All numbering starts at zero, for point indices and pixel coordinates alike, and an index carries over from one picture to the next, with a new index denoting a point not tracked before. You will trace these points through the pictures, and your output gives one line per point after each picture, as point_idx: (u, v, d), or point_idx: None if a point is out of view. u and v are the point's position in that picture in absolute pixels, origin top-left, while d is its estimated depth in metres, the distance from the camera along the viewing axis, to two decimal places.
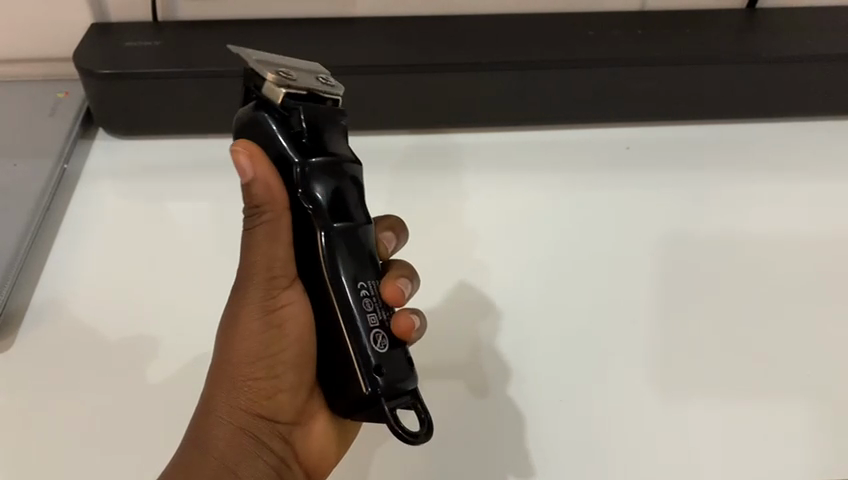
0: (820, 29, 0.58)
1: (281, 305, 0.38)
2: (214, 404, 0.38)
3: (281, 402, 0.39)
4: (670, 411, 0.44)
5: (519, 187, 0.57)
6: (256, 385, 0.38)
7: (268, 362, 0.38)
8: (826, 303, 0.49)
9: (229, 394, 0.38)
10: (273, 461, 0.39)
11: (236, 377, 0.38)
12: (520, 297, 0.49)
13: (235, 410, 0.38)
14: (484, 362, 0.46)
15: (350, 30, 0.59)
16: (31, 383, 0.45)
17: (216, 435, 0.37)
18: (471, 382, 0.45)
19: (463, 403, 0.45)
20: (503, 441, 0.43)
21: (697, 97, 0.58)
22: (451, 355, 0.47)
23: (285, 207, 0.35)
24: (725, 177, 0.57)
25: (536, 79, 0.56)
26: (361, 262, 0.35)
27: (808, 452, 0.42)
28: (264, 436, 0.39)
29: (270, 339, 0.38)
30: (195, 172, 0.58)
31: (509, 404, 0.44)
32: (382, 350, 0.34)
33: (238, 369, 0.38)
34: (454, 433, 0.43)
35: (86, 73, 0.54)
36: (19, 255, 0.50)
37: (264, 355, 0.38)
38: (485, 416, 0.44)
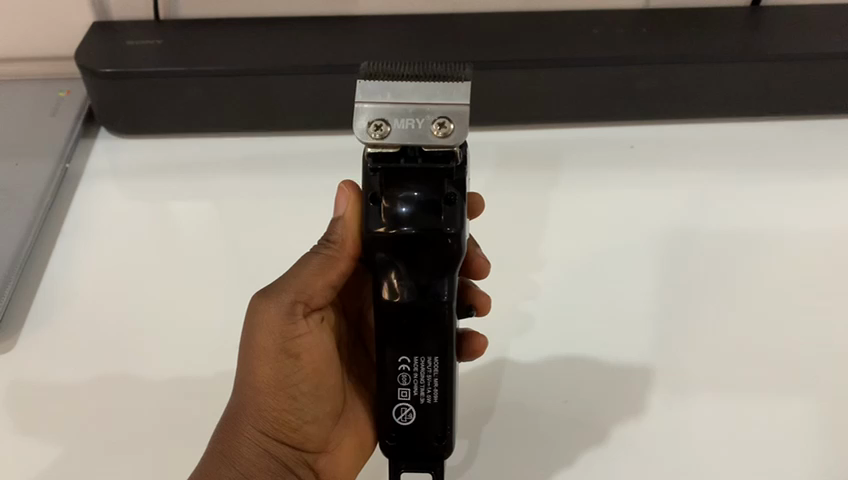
0: (823, 27, 0.58)
1: (302, 333, 0.39)
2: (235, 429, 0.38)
3: (301, 427, 0.40)
4: (672, 413, 0.44)
5: (523, 188, 0.56)
6: (280, 413, 0.39)
7: (290, 391, 0.39)
8: (830, 302, 0.49)
9: (251, 420, 0.39)
10: None
11: (258, 403, 0.39)
12: (534, 305, 0.49)
13: (259, 436, 0.39)
14: (492, 366, 0.47)
15: (352, 28, 0.59)
16: (35, 384, 0.45)
17: (240, 457, 0.38)
18: (482, 403, 0.45)
19: (473, 422, 0.44)
20: (508, 463, 0.42)
21: (701, 96, 0.58)
22: (465, 376, 0.47)
23: (350, 255, 0.40)
24: (728, 176, 0.57)
25: (538, 79, 0.56)
26: (424, 345, 0.37)
27: (813, 453, 0.42)
28: (284, 462, 0.40)
29: (290, 366, 0.39)
30: (199, 172, 0.57)
31: (518, 422, 0.44)
32: (406, 423, 0.38)
33: (261, 396, 0.39)
34: (461, 454, 0.43)
35: (88, 72, 0.54)
36: (20, 255, 0.49)
37: (286, 384, 0.39)
38: (494, 437, 0.44)
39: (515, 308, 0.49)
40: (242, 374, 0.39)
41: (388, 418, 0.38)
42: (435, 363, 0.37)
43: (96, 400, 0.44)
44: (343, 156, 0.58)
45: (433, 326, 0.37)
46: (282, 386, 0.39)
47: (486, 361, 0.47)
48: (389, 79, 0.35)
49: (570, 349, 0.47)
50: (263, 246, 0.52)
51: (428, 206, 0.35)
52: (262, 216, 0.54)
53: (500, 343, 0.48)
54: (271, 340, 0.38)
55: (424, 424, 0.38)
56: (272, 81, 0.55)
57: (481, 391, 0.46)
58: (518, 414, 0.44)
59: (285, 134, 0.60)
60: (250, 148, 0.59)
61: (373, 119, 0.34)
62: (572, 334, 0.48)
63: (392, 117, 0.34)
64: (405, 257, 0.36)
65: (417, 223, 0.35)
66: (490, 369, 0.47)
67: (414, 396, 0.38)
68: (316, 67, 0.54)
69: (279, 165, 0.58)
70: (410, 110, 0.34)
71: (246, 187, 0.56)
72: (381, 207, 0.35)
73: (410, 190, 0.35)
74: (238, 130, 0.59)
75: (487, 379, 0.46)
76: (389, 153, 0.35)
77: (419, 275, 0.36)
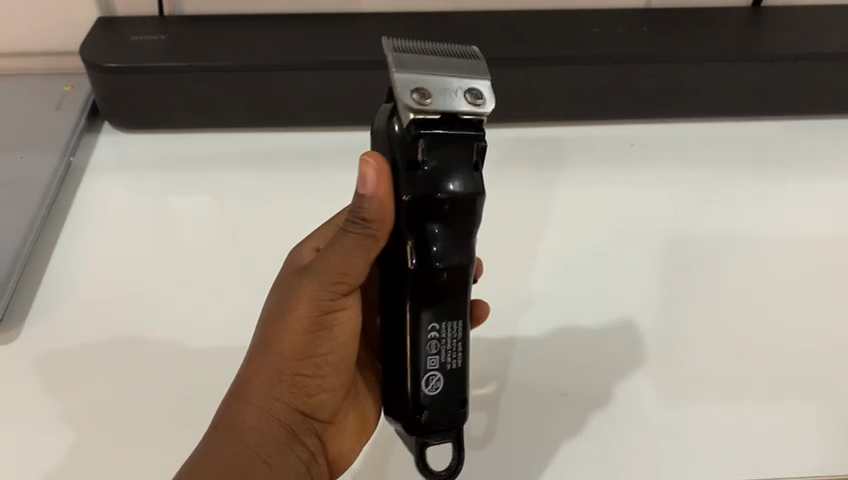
0: (823, 28, 0.58)
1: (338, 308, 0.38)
2: (249, 394, 0.38)
3: (314, 396, 0.40)
4: (672, 409, 0.44)
5: (524, 185, 0.57)
6: (299, 382, 0.39)
7: (312, 360, 0.39)
8: (828, 301, 0.49)
9: (271, 386, 0.38)
10: (305, 456, 0.40)
11: (281, 370, 0.38)
12: (534, 302, 0.49)
13: (276, 403, 0.38)
14: (492, 360, 0.46)
15: (355, 24, 0.59)
16: (37, 375, 0.45)
17: (255, 425, 0.37)
18: (489, 384, 0.45)
19: (484, 403, 0.44)
20: (515, 444, 0.42)
21: (701, 95, 0.58)
22: (476, 353, 0.47)
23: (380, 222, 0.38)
24: (728, 175, 0.57)
25: (540, 76, 0.56)
26: (449, 309, 0.36)
27: (811, 451, 0.42)
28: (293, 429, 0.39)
29: (318, 338, 0.38)
30: (202, 167, 0.58)
31: (521, 410, 0.44)
32: (434, 393, 0.36)
33: (286, 363, 0.38)
34: (472, 433, 0.43)
35: (93, 66, 0.54)
36: (24, 248, 0.50)
37: (310, 354, 0.39)
38: (505, 418, 0.44)
39: (518, 302, 0.49)
40: (266, 337, 0.38)
41: (415, 389, 0.36)
42: (461, 327, 0.36)
43: (97, 390, 0.44)
44: (344, 152, 0.59)
45: (451, 293, 0.35)
46: (307, 354, 0.38)
47: (489, 358, 0.46)
48: (416, 56, 0.34)
49: (570, 346, 0.47)
50: (264, 241, 0.52)
51: (465, 163, 0.34)
52: (264, 210, 0.55)
53: (507, 327, 0.48)
54: (309, 311, 0.37)
55: (449, 394, 0.36)
56: (275, 77, 0.55)
57: (490, 371, 0.46)
58: (524, 399, 0.44)
59: (288, 130, 0.60)
60: (252, 143, 0.59)
61: (418, 88, 0.33)
62: (569, 330, 0.48)
63: (435, 87, 0.33)
64: (437, 219, 0.34)
65: (453, 182, 0.33)
66: (495, 356, 0.46)
67: (442, 364, 0.36)
68: (319, 63, 0.55)
69: (281, 161, 0.58)
70: (450, 82, 0.33)
71: (248, 182, 0.57)
72: (418, 169, 0.33)
73: (448, 148, 0.33)
74: (241, 126, 0.60)
75: (496, 360, 0.46)
76: (425, 121, 0.33)
77: (447, 237, 0.34)
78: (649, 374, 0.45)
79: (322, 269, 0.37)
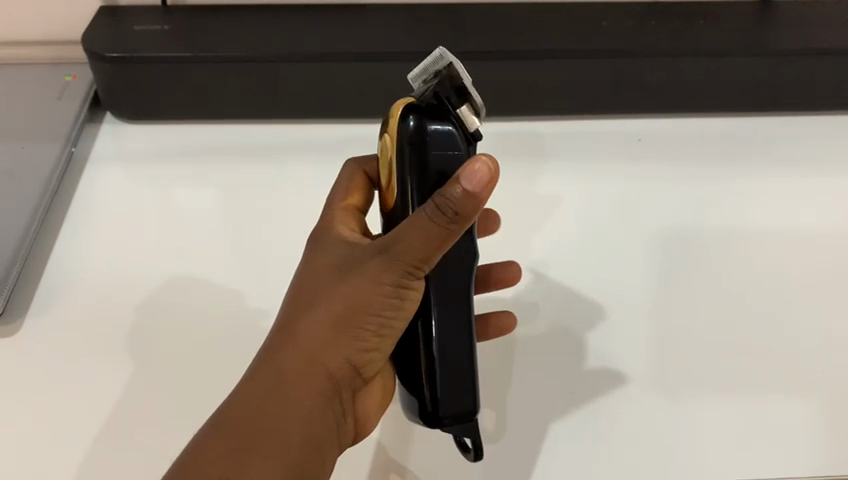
0: (831, 22, 0.58)
1: (416, 284, 0.35)
2: (299, 334, 0.35)
3: (372, 359, 0.37)
4: (678, 405, 0.43)
5: (526, 181, 0.56)
6: (360, 341, 0.35)
7: (377, 324, 0.35)
8: (836, 297, 0.48)
9: (330, 335, 0.35)
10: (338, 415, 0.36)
11: (345, 321, 0.35)
12: (523, 292, 0.49)
13: (327, 354, 0.35)
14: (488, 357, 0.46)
15: (360, 15, 0.59)
16: (37, 368, 0.45)
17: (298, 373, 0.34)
18: (498, 351, 0.46)
19: (494, 371, 0.45)
20: (521, 413, 0.43)
21: (707, 90, 0.58)
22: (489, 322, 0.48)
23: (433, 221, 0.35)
24: (734, 171, 0.57)
25: (545, 70, 0.56)
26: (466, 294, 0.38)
27: (820, 448, 0.42)
28: (341, 389, 0.36)
29: (391, 306, 0.35)
30: (203, 159, 0.57)
31: (521, 407, 0.44)
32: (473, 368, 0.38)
33: (352, 316, 0.34)
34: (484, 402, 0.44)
35: (95, 56, 0.54)
36: (25, 239, 0.49)
37: (377, 317, 0.35)
38: (513, 386, 0.45)
39: (512, 289, 0.50)
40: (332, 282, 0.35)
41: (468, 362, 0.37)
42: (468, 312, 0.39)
43: (99, 383, 0.44)
44: (348, 144, 0.58)
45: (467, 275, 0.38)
46: (378, 316, 0.35)
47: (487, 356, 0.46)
48: None
49: (570, 341, 0.47)
50: (266, 235, 0.52)
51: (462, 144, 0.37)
52: (266, 203, 0.54)
53: (516, 301, 0.49)
54: (385, 277, 0.34)
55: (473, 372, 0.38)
56: (279, 68, 0.55)
57: (501, 337, 0.47)
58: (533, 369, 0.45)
59: (289, 123, 0.60)
60: (256, 135, 0.59)
61: None
62: (569, 324, 0.48)
63: None
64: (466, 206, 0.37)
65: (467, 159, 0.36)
66: (492, 351, 0.46)
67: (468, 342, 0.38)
68: (322, 54, 0.54)
69: (284, 153, 0.58)
70: None
71: (251, 174, 0.56)
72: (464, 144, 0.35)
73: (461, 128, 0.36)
74: (245, 118, 0.59)
75: (506, 328, 0.48)
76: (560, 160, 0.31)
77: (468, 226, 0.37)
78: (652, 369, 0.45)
79: (397, 248, 0.34)
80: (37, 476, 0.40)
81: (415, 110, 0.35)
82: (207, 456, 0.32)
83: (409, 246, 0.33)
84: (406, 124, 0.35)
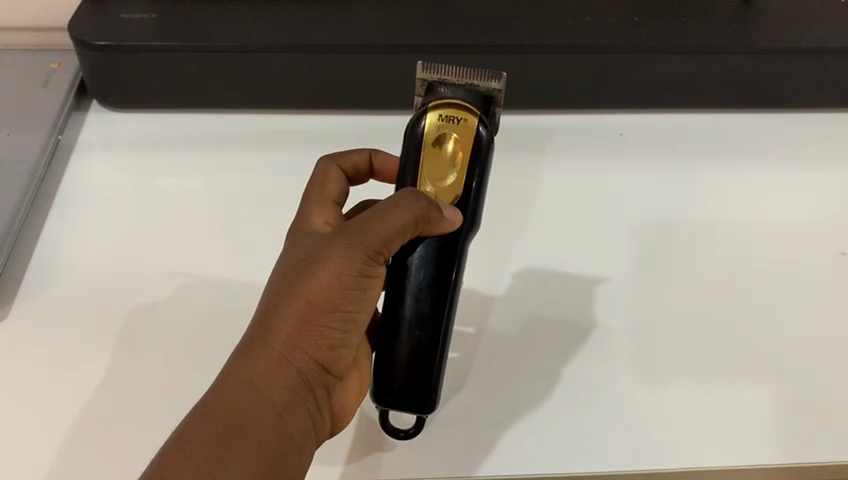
0: (812, 19, 0.59)
1: (376, 272, 0.38)
2: (272, 335, 0.36)
3: (337, 354, 0.39)
4: (659, 393, 0.44)
5: (511, 173, 0.57)
6: (324, 335, 0.37)
7: (340, 314, 0.38)
8: (814, 288, 0.49)
9: (298, 332, 0.36)
10: (314, 411, 0.37)
11: (311, 315, 0.36)
12: (496, 279, 0.50)
13: (295, 350, 0.36)
14: (472, 349, 0.47)
15: (348, 6, 0.59)
16: (26, 354, 0.45)
17: (270, 370, 0.35)
18: (463, 344, 0.47)
19: (459, 361, 0.46)
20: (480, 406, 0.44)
21: (689, 85, 0.59)
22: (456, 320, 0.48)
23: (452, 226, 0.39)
24: (713, 165, 0.58)
25: (531, 64, 0.56)
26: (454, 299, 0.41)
27: (797, 435, 0.43)
28: (311, 382, 0.37)
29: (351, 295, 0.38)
30: (190, 147, 0.58)
31: (504, 399, 0.45)
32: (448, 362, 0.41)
33: (316, 308, 0.37)
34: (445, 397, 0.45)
35: (82, 43, 0.54)
36: (13, 225, 0.49)
37: (339, 307, 0.37)
38: (473, 380, 0.45)
39: (486, 281, 0.50)
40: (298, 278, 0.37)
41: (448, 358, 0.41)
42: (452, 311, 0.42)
43: (87, 370, 0.44)
44: (334, 134, 0.59)
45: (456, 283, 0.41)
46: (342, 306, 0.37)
47: (471, 346, 0.47)
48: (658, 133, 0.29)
49: (555, 331, 0.48)
50: (252, 225, 0.52)
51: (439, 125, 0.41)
52: (254, 192, 0.55)
53: (483, 297, 0.50)
54: (346, 268, 0.37)
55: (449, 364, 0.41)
56: (268, 58, 0.55)
57: (471, 330, 0.48)
58: (496, 363, 0.46)
59: (277, 113, 0.60)
60: (242, 124, 0.59)
61: None
62: (554, 314, 0.48)
63: None
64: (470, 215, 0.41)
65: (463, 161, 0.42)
66: (475, 342, 0.47)
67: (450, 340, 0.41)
68: (310, 45, 0.54)
69: (271, 143, 0.58)
70: None
71: (238, 164, 0.57)
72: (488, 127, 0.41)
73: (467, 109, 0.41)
74: (231, 107, 0.59)
75: (475, 322, 0.48)
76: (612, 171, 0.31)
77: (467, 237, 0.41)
78: (633, 359, 0.46)
79: (363, 235, 0.37)
80: (26, 458, 0.41)
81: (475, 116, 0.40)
82: (190, 448, 0.32)
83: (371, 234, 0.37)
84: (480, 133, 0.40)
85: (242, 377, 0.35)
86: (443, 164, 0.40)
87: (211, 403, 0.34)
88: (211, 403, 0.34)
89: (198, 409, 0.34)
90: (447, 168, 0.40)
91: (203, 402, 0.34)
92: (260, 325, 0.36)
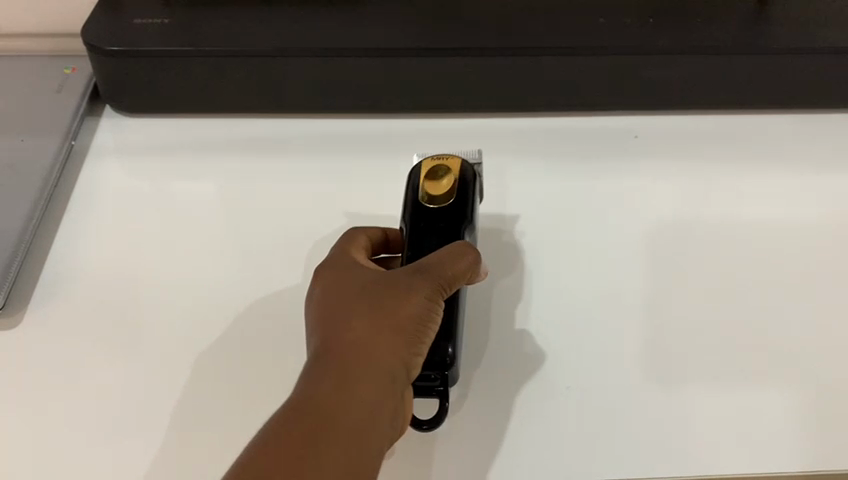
0: (829, 19, 0.58)
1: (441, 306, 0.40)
2: (363, 348, 0.36)
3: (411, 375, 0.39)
4: (674, 398, 0.44)
5: (522, 175, 0.57)
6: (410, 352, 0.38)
7: (422, 337, 0.38)
8: (831, 292, 0.49)
9: (390, 345, 0.37)
10: (399, 421, 0.37)
11: (401, 330, 0.37)
12: (511, 283, 0.50)
13: (389, 361, 0.36)
14: (491, 373, 0.45)
15: (359, 10, 0.59)
16: (38, 360, 0.45)
17: (368, 379, 0.35)
18: (474, 345, 0.47)
19: (469, 361, 0.46)
20: (490, 406, 0.44)
21: (704, 87, 0.58)
22: (472, 349, 0.47)
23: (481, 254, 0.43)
24: (729, 167, 0.57)
25: (544, 66, 0.56)
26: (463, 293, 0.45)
27: (815, 443, 0.42)
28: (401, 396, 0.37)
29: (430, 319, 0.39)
30: (205, 151, 0.58)
31: (535, 428, 0.43)
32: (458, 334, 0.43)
33: (403, 325, 0.37)
34: (457, 394, 0.45)
35: (96, 49, 0.54)
36: (27, 231, 0.50)
37: (423, 332, 0.38)
38: (482, 378, 0.45)
39: (497, 287, 0.50)
40: (384, 298, 0.38)
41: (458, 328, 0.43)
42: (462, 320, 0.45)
43: (100, 378, 0.44)
44: (346, 139, 0.59)
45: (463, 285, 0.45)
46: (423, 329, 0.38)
47: (489, 373, 0.46)
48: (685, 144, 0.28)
49: (568, 331, 0.47)
50: (264, 230, 0.52)
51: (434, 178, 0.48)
52: (266, 196, 0.55)
53: (496, 313, 0.48)
54: (429, 294, 0.38)
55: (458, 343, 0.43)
56: (279, 62, 0.55)
57: (487, 355, 0.46)
58: (506, 365, 0.46)
59: (290, 117, 0.60)
60: (255, 129, 0.59)
61: None
62: (567, 315, 0.48)
63: None
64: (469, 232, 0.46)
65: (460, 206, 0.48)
66: (494, 371, 0.46)
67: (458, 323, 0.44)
68: (321, 49, 0.54)
69: (283, 148, 0.58)
70: None
71: (251, 169, 0.57)
72: (475, 177, 0.48)
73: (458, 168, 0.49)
74: (244, 112, 0.59)
75: (491, 340, 0.47)
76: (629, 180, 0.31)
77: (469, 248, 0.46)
78: (648, 363, 0.45)
79: (437, 268, 0.39)
80: (40, 465, 0.41)
81: (463, 165, 0.48)
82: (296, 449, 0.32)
83: (443, 268, 0.40)
84: (465, 171, 0.47)
85: (337, 384, 0.35)
86: (434, 180, 0.46)
87: (307, 407, 0.34)
88: (307, 407, 0.34)
89: (293, 414, 0.34)
90: (440, 184, 0.46)
91: (299, 407, 0.34)
92: (350, 338, 0.36)
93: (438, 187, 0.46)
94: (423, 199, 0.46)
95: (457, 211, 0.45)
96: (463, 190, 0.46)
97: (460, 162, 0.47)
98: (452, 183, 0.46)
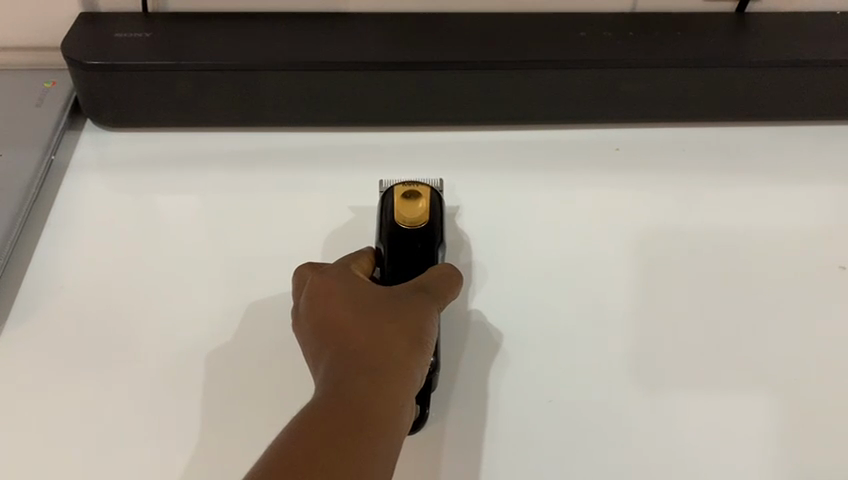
0: (807, 33, 0.58)
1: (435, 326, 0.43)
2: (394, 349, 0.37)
3: None
4: (659, 410, 0.44)
5: (504, 187, 0.57)
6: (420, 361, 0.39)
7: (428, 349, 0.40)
8: (812, 303, 0.49)
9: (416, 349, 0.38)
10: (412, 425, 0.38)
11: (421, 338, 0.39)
12: (496, 292, 0.50)
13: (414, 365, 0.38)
14: (481, 386, 0.45)
15: (341, 24, 0.59)
16: (17, 377, 0.45)
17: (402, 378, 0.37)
18: (451, 350, 0.47)
19: (450, 371, 0.46)
20: (471, 417, 0.44)
21: (685, 99, 0.58)
22: (461, 363, 0.46)
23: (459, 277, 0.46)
24: (710, 178, 0.58)
25: (526, 79, 0.56)
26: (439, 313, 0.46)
27: (797, 455, 0.42)
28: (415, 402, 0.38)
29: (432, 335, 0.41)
30: (185, 165, 0.57)
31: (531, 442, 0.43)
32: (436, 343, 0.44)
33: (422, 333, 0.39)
34: (442, 402, 0.44)
35: (75, 64, 0.53)
36: (6, 247, 0.49)
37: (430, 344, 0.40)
38: (468, 388, 0.45)
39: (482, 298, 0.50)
40: (401, 310, 0.40)
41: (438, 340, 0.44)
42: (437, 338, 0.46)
43: (80, 396, 0.44)
44: (328, 153, 0.59)
45: None
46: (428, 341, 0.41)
47: (479, 386, 0.45)
48: None
49: (553, 342, 0.47)
50: (247, 244, 0.52)
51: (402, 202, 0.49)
52: (248, 209, 0.54)
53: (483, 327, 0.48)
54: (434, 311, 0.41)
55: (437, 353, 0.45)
56: (261, 75, 0.55)
57: (477, 367, 0.46)
58: (487, 374, 0.46)
59: (272, 131, 0.60)
60: (237, 143, 0.59)
61: None
62: (551, 326, 0.48)
63: None
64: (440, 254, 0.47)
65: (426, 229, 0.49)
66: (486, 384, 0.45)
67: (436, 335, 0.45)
68: (303, 63, 0.54)
69: (265, 161, 0.58)
70: None
71: (232, 183, 0.56)
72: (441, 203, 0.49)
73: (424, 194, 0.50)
74: (226, 125, 0.59)
75: (480, 353, 0.47)
76: None
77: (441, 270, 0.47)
78: (632, 374, 0.45)
79: (435, 290, 0.43)
80: None
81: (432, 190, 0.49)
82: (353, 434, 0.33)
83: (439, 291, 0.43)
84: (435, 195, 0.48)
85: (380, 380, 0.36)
86: (409, 205, 0.47)
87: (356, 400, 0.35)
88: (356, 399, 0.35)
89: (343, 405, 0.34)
90: (415, 207, 0.47)
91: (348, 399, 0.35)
92: (381, 339, 0.38)
93: (413, 211, 0.47)
94: (400, 222, 0.46)
95: (434, 233, 0.46)
96: (436, 214, 0.47)
97: (428, 187, 0.49)
98: (425, 206, 0.47)
